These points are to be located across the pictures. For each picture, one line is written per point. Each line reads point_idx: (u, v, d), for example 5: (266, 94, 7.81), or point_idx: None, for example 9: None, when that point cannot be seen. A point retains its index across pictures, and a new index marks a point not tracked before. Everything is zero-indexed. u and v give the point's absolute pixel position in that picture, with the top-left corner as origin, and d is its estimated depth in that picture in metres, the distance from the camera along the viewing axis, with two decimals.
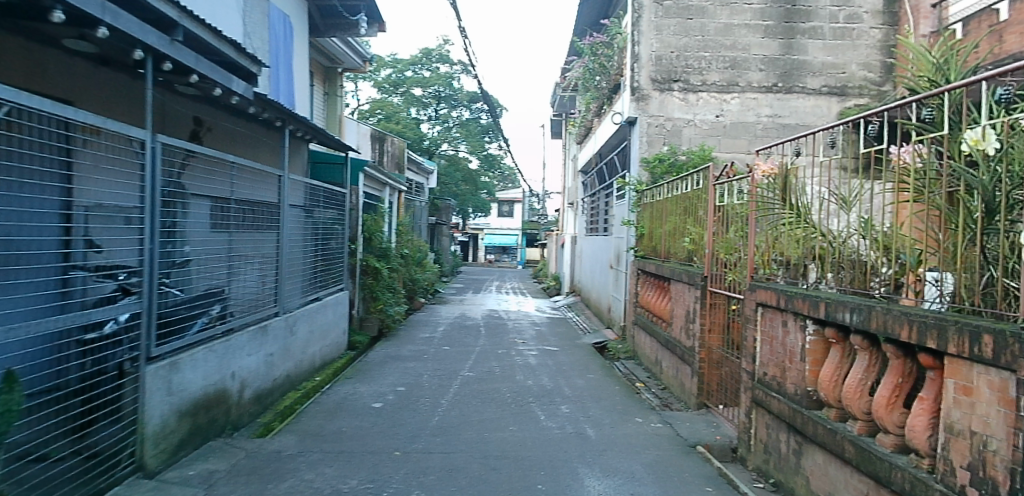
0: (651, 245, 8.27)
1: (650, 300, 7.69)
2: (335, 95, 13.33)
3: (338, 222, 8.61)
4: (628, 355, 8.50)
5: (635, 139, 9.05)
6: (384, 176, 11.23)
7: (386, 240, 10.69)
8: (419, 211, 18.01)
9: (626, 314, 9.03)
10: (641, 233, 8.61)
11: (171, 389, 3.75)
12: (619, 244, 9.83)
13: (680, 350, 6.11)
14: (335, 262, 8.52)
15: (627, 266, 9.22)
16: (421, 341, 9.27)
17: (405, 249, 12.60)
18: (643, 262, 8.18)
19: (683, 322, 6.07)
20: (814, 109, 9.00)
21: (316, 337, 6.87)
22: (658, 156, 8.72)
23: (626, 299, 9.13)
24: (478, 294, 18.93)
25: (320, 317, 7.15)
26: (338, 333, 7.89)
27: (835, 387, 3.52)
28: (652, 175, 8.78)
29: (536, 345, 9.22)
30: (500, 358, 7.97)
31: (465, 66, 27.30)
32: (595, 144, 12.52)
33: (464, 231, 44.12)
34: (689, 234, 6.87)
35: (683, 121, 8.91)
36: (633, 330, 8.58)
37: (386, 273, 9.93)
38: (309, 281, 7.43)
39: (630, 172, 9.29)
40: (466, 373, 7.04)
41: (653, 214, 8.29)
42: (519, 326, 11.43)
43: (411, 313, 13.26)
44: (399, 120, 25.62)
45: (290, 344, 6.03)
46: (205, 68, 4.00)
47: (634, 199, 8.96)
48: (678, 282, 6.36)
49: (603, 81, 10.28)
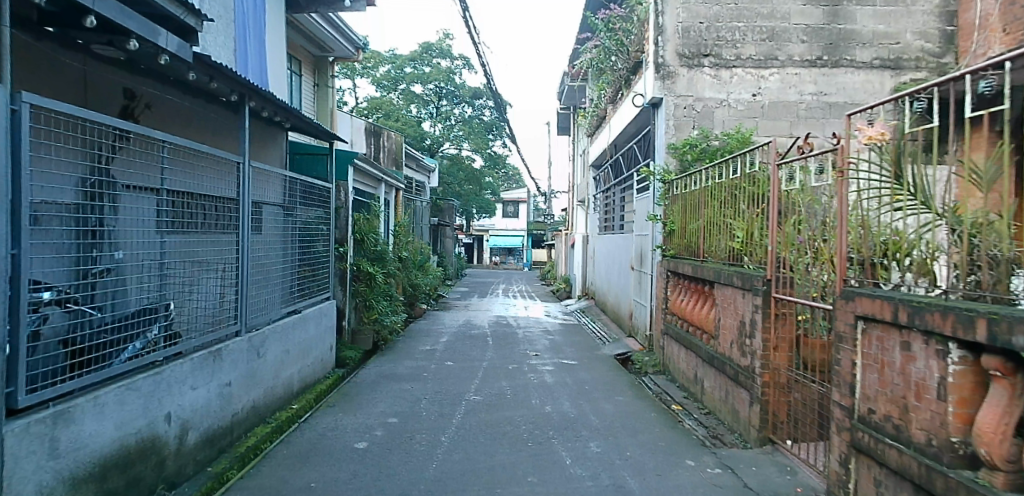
0: (685, 244, 7.13)
1: (686, 308, 6.56)
2: (325, 86, 12.45)
3: (323, 221, 7.54)
4: (658, 370, 7.41)
5: (660, 123, 7.95)
6: (381, 171, 10.14)
7: (382, 243, 9.64)
8: (420, 212, 16.94)
9: (653, 322, 7.94)
10: (671, 229, 7.50)
11: (56, 451, 2.65)
12: (643, 242, 8.72)
13: (732, 369, 5.01)
14: (320, 266, 7.45)
15: (653, 268, 8.11)
16: (421, 356, 8.19)
17: (404, 252, 11.54)
18: (676, 263, 7.05)
19: (736, 335, 4.97)
20: (865, 85, 7.86)
21: (294, 357, 5.80)
22: (688, 141, 7.62)
23: (653, 305, 8.01)
24: (484, 299, 17.85)
25: (301, 334, 6.08)
26: (324, 350, 6.82)
27: (1002, 443, 2.38)
28: (682, 163, 7.66)
29: (552, 358, 8.14)
30: (511, 377, 6.87)
31: (467, 61, 26.23)
32: (610, 133, 11.42)
33: (469, 233, 43.02)
34: (738, 229, 5.74)
35: (715, 101, 7.78)
36: (661, 341, 7.49)
37: (381, 279, 8.85)
38: (286, 290, 6.37)
39: (654, 160, 8.19)
40: (472, 397, 5.95)
41: (686, 208, 7.17)
42: (529, 335, 10.32)
43: (411, 321, 12.20)
44: (399, 118, 24.55)
45: (258, 369, 4.95)
46: (108, 8, 2.89)
47: (660, 191, 7.85)
48: (728, 287, 5.23)
49: (621, 61, 9.18)
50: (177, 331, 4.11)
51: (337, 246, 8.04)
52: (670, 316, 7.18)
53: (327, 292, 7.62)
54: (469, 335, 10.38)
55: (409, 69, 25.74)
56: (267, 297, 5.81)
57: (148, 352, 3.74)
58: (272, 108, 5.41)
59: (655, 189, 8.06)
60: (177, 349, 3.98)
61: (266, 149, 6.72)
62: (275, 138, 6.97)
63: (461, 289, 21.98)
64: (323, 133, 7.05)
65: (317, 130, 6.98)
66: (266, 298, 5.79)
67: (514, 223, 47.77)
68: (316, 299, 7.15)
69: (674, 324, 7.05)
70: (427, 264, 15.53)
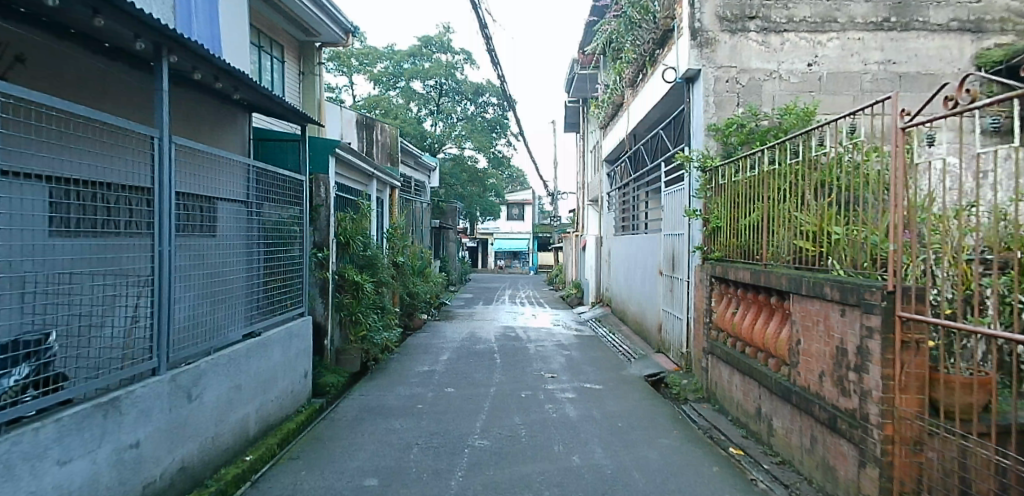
0: (737, 242, 5.83)
1: (742, 325, 5.25)
2: (311, 74, 11.25)
3: (295, 221, 6.23)
4: (701, 397, 6.12)
5: (696, 100, 6.66)
6: (372, 166, 8.89)
7: (373, 246, 8.37)
8: (419, 213, 15.70)
9: (691, 338, 6.65)
10: (716, 226, 6.20)
11: None
12: (676, 242, 7.43)
13: (827, 412, 3.71)
14: (292, 276, 6.14)
15: (690, 272, 6.80)
16: (416, 380, 6.91)
17: (399, 258, 10.28)
18: (725, 267, 5.73)
19: (836, 367, 3.66)
20: (940, 52, 6.54)
21: (249, 394, 4.52)
22: (732, 120, 6.34)
23: (691, 317, 6.71)
24: (489, 307, 16.56)
25: (262, 363, 4.81)
26: (296, 380, 5.55)
27: None
28: (726, 147, 6.38)
29: (571, 381, 6.84)
30: (525, 410, 5.58)
31: (468, 55, 25.00)
32: (629, 120, 10.13)
33: (473, 236, 41.73)
34: (820, 224, 4.46)
35: (763, 73, 6.50)
36: (705, 362, 6.20)
37: (370, 289, 7.58)
38: (240, 307, 5.06)
39: (688, 145, 6.89)
40: (476, 441, 4.68)
41: (737, 199, 5.87)
42: (542, 350, 9.02)
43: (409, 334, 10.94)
44: (398, 115, 23.35)
45: (191, 418, 3.67)
46: None
47: (699, 180, 6.55)
48: (816, 300, 3.93)
49: (645, 32, 7.90)
50: (64, 372, 2.83)
51: (317, 251, 6.78)
52: (719, 334, 5.87)
53: (302, 307, 6.32)
54: (472, 350, 9.08)
55: (407, 64, 24.51)
56: (212, 318, 4.50)
57: (9, 404, 2.42)
58: (208, 70, 4.15)
59: (691, 177, 6.77)
60: (60, 397, 2.68)
61: (217, 133, 5.48)
62: (230, 119, 5.70)
63: (465, 296, 20.70)
64: (291, 113, 5.77)
65: (282, 108, 5.71)
66: (211, 318, 4.48)
67: (520, 227, 46.44)
68: (285, 316, 5.84)
69: (725, 343, 5.74)
70: (427, 270, 14.25)
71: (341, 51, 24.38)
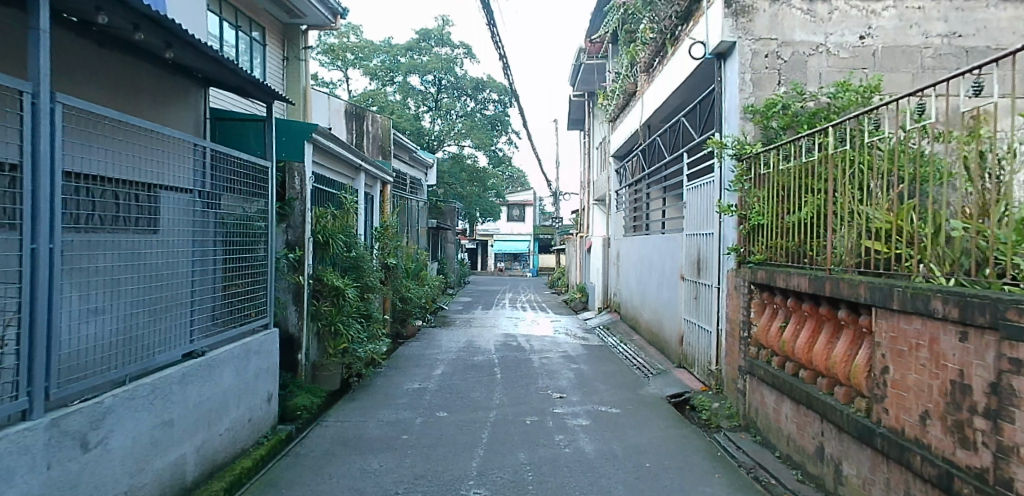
0: (785, 242, 4.88)
1: (797, 343, 4.32)
2: (296, 59, 10.34)
3: (261, 216, 5.28)
4: (738, 425, 5.21)
5: (731, 78, 5.73)
6: (359, 157, 7.97)
7: (359, 247, 7.45)
8: (414, 212, 14.75)
9: (724, 355, 5.73)
10: (755, 224, 5.28)
11: None
12: (703, 243, 6.48)
13: (939, 469, 2.77)
14: (256, 281, 5.18)
15: (721, 278, 5.88)
16: (404, 401, 5.98)
17: (390, 259, 9.35)
18: (771, 272, 4.78)
19: (953, 408, 2.72)
20: (1013, 24, 5.64)
21: (186, 431, 3.56)
22: (774, 100, 5.42)
23: (724, 330, 5.79)
24: (488, 312, 15.61)
25: (210, 387, 3.89)
26: (258, 406, 4.61)
27: None
28: (766, 131, 5.46)
29: (584, 403, 5.90)
30: (532, 444, 4.64)
31: (468, 49, 24.13)
32: (643, 108, 9.19)
33: (473, 237, 40.78)
34: (903, 219, 3.53)
35: (809, 46, 5.59)
36: (741, 383, 5.29)
37: (353, 295, 6.64)
38: (185, 321, 4.10)
39: (720, 131, 5.95)
40: (472, 489, 3.76)
41: (784, 191, 4.92)
42: (547, 363, 8.09)
43: (401, 343, 10.01)
44: (394, 111, 22.44)
45: (87, 474, 2.73)
46: None
47: (733, 171, 5.63)
48: (916, 318, 3.00)
49: (667, 5, 6.98)
50: None
51: (289, 251, 5.83)
52: (763, 352, 4.94)
53: (268, 317, 5.37)
54: (470, 363, 8.15)
55: (405, 58, 23.63)
56: (142, 332, 3.57)
57: None
58: (121, 14, 3.07)
59: (724, 167, 5.81)
60: None
61: (162, 109, 4.54)
62: (180, 92, 4.76)
63: (463, 299, 19.75)
64: (251, 86, 4.80)
65: (238, 79, 4.69)
66: (138, 337, 3.53)
67: (521, 228, 45.51)
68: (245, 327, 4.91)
69: (771, 363, 4.81)
70: (422, 272, 13.31)
71: (335, 44, 23.48)
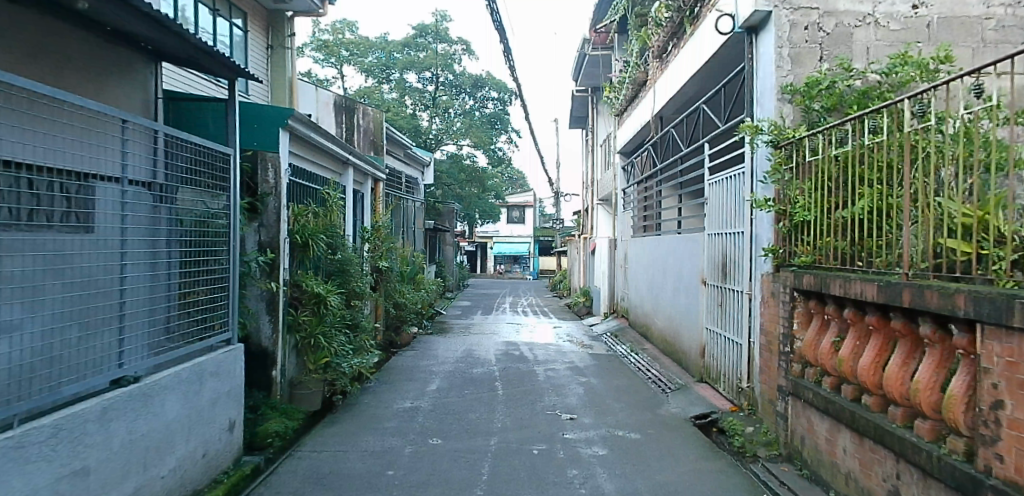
0: (835, 241, 4.14)
1: (860, 363, 3.61)
2: (281, 47, 9.65)
3: (223, 214, 4.51)
4: (778, 454, 4.49)
5: (765, 53, 5.02)
6: (346, 150, 7.25)
7: (346, 249, 6.73)
8: (410, 212, 14.06)
9: (759, 372, 5.01)
10: (797, 221, 4.56)
11: None
12: (729, 244, 5.76)
13: None
14: (216, 289, 4.41)
15: (754, 284, 5.17)
16: (394, 424, 5.24)
17: (382, 263, 8.63)
18: (822, 277, 4.05)
19: None
20: None
21: (106, 482, 2.79)
22: (817, 78, 4.72)
23: (758, 343, 5.07)
24: (488, 318, 14.89)
25: (146, 423, 3.12)
26: (216, 438, 3.86)
27: None
28: (807, 114, 4.75)
29: (598, 426, 5.17)
30: (542, 481, 3.91)
31: (467, 45, 23.46)
32: (656, 97, 8.47)
33: (472, 240, 40.08)
34: (990, 211, 2.80)
35: (854, 17, 4.89)
36: (782, 406, 4.57)
37: (336, 302, 5.91)
38: (121, 339, 3.31)
39: (753, 114, 5.23)
40: None
41: (834, 182, 4.19)
42: (553, 376, 7.36)
43: (394, 353, 9.28)
44: (390, 109, 21.76)
45: None
46: None
47: (769, 160, 4.90)
48: None
49: None
50: None
51: (261, 254, 5.09)
52: (810, 370, 4.23)
53: (231, 331, 4.60)
54: (469, 375, 7.43)
55: (401, 55, 22.96)
56: (63, 350, 2.83)
57: None
58: None
59: (758, 156, 5.09)
60: None
61: (97, 83, 3.83)
62: (123, 64, 4.03)
63: (462, 304, 18.98)
64: (207, 58, 4.05)
65: (188, 49, 3.94)
66: (48, 363, 2.74)
67: (521, 230, 44.83)
68: (201, 341, 4.17)
69: (821, 385, 4.10)
70: (418, 276, 12.59)
71: (329, 40, 22.78)
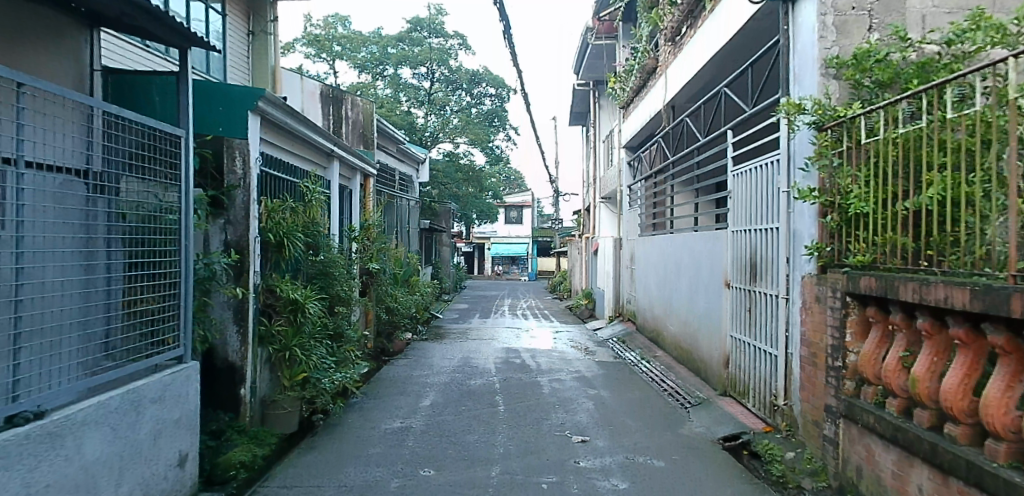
0: (899, 236, 3.47)
1: (943, 384, 2.95)
2: (262, 32, 9.04)
3: (173, 209, 3.79)
4: (828, 486, 3.83)
5: (806, 21, 4.39)
6: (331, 140, 6.60)
7: (330, 250, 6.07)
8: (403, 210, 13.42)
9: (800, 388, 4.36)
10: (848, 213, 3.90)
11: None
12: (760, 242, 5.14)
13: None
14: (163, 298, 3.68)
15: (793, 286, 4.52)
16: (380, 449, 4.57)
17: (372, 265, 7.97)
18: (888, 279, 3.38)
19: None
20: None
21: None
22: (870, 47, 4.07)
23: (798, 355, 4.43)
24: (485, 321, 14.22)
25: (56, 470, 2.44)
26: (159, 477, 3.18)
27: None
28: (858, 90, 4.12)
29: (614, 450, 4.51)
30: None
31: (463, 40, 22.82)
32: (669, 83, 7.83)
33: (468, 240, 39.40)
34: None
35: None
36: (831, 429, 3.92)
37: (316, 309, 5.23)
38: (24, 359, 2.56)
39: (792, 93, 4.59)
40: None
41: (896, 166, 3.52)
42: (559, 387, 6.71)
43: (385, 361, 8.62)
44: (384, 105, 21.08)
45: None
46: None
47: (813, 144, 4.24)
48: None
49: None
50: None
51: (226, 256, 4.42)
52: (869, 389, 3.58)
53: (184, 348, 3.87)
54: (467, 387, 6.77)
55: (395, 50, 22.31)
56: None
57: None
58: None
59: (798, 140, 4.46)
60: None
61: (12, 38, 3.09)
62: (49, 25, 3.32)
63: (459, 306, 18.32)
64: (152, 24, 3.35)
65: (122, 6, 3.15)
66: None
67: (519, 230, 44.18)
68: (150, 356, 3.51)
69: (885, 408, 3.44)
70: (412, 277, 11.92)
71: (320, 35, 22.08)
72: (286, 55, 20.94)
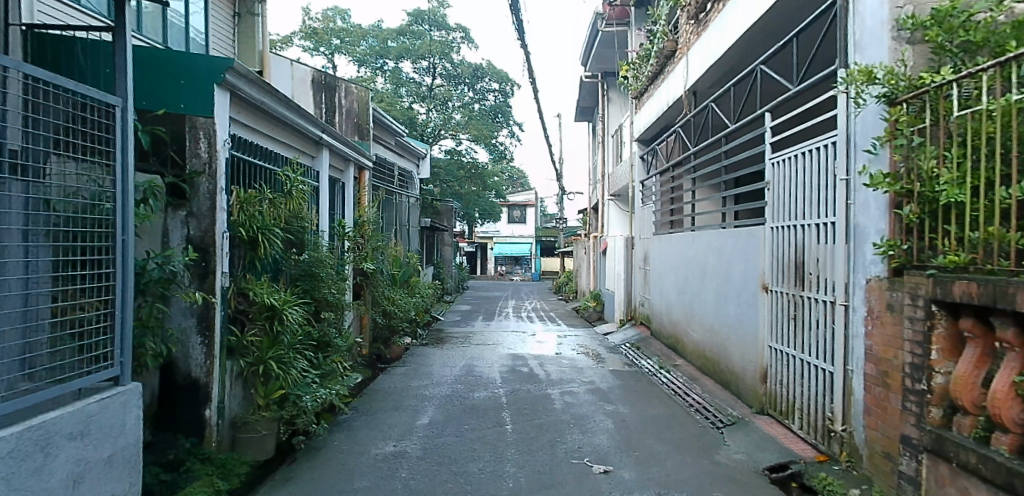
0: (1003, 230, 2.73)
1: None
2: (249, 13, 8.41)
3: (109, 194, 3.04)
4: None
5: None
6: (321, 125, 5.94)
7: (315, 249, 5.41)
8: (401, 207, 12.76)
9: (866, 411, 3.67)
10: (930, 203, 3.20)
11: None
12: (809, 239, 4.46)
13: None
14: (95, 305, 2.95)
15: (856, 291, 3.83)
16: (367, 481, 3.91)
17: (367, 264, 7.32)
18: (993, 283, 2.64)
19: None
20: None
21: None
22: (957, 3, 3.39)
23: (862, 373, 3.75)
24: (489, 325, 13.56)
25: None
26: None
27: None
28: (940, 56, 3.43)
29: (643, 484, 3.84)
30: None
31: (466, 33, 22.16)
32: (691, 64, 7.15)
33: (470, 240, 38.74)
34: None
35: None
36: (911, 464, 3.23)
37: (297, 316, 4.57)
38: None
39: (854, 61, 3.92)
40: None
41: (1005, 143, 2.82)
42: (572, 402, 6.04)
43: (381, 369, 7.96)
44: (383, 99, 20.41)
45: None
46: None
47: (884, 121, 3.55)
48: None
49: None
50: None
51: (187, 254, 3.75)
52: (966, 420, 2.87)
53: (125, 369, 3.12)
54: (470, 401, 6.11)
55: (395, 43, 21.69)
56: None
57: None
58: None
59: (864, 118, 3.77)
60: None
61: None
62: None
63: (460, 308, 17.66)
64: None
65: None
66: None
67: (522, 229, 43.49)
68: (86, 375, 2.84)
69: (991, 445, 2.72)
70: (411, 279, 11.26)
71: (319, 28, 21.44)
72: (283, 48, 20.28)
